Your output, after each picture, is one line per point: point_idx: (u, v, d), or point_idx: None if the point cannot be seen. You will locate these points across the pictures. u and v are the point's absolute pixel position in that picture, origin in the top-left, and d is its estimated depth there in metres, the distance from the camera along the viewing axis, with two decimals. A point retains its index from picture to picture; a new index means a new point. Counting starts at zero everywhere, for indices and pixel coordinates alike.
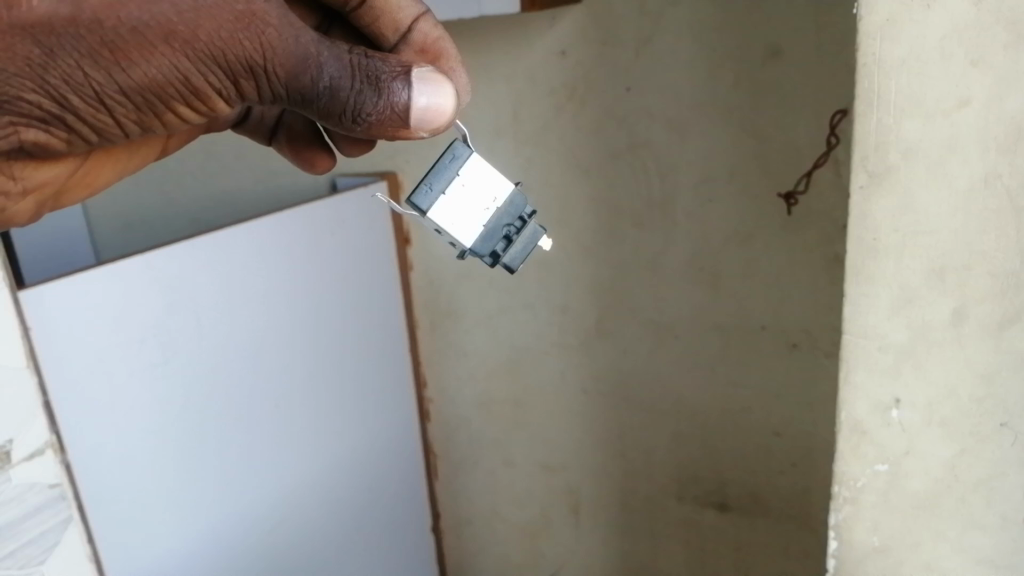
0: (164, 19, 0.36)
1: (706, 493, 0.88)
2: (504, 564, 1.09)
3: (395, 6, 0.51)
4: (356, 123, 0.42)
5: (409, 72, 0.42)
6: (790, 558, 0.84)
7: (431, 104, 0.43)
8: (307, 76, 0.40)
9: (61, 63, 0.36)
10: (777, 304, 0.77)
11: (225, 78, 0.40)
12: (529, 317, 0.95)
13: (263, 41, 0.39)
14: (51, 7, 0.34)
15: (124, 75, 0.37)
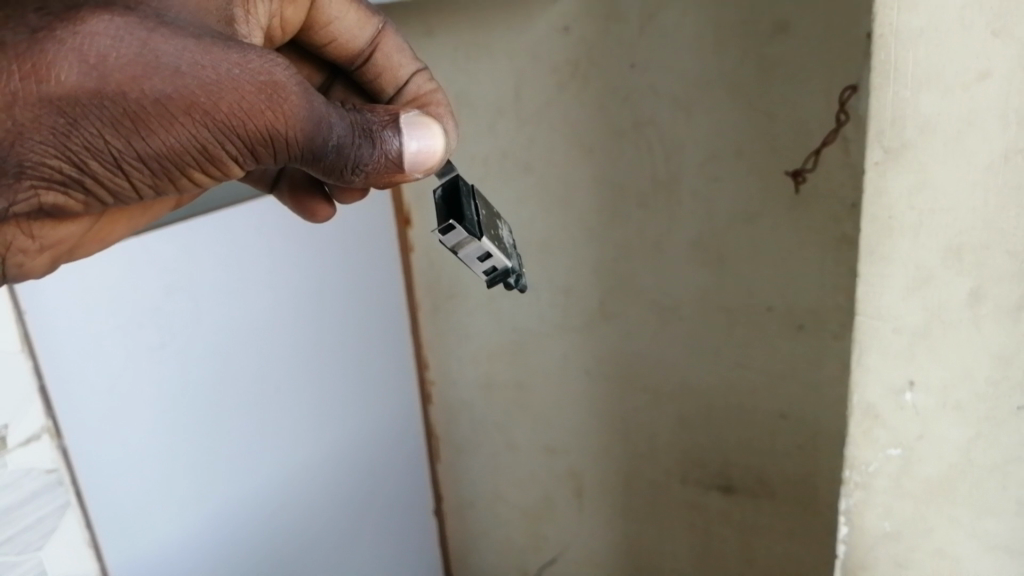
0: (186, 91, 0.38)
1: (710, 476, 0.87)
2: (506, 546, 1.09)
3: (395, 63, 0.62)
4: (356, 175, 0.45)
5: (397, 120, 0.46)
6: (795, 541, 0.83)
7: (421, 148, 0.46)
8: (320, 137, 0.43)
9: (84, 131, 0.37)
10: (784, 284, 0.75)
11: (236, 143, 0.41)
12: (531, 298, 0.93)
13: (278, 111, 0.41)
14: (78, 81, 0.36)
15: (143, 143, 0.39)
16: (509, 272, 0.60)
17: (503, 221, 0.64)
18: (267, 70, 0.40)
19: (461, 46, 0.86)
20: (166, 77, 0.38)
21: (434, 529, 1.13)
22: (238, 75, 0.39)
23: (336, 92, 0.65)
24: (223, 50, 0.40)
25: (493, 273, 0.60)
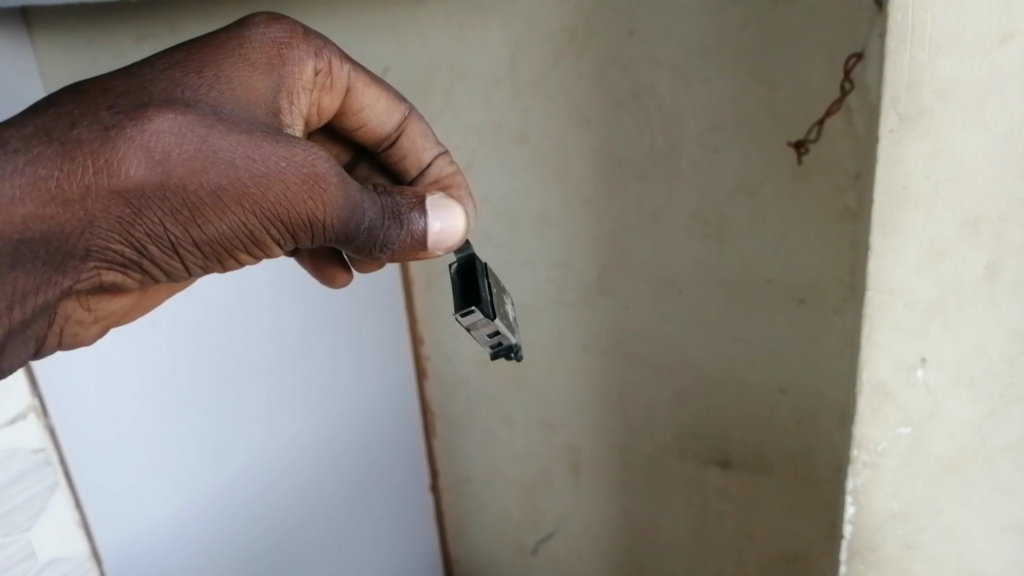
0: (237, 184, 0.49)
1: (708, 451, 0.87)
2: (503, 522, 1.08)
3: (418, 145, 0.70)
4: (383, 251, 0.55)
5: (423, 204, 0.56)
6: (792, 515, 0.83)
7: (444, 228, 0.56)
8: (352, 221, 0.53)
9: (147, 219, 0.48)
10: (786, 257, 0.74)
11: (275, 228, 0.52)
12: (528, 271, 0.92)
13: (317, 200, 0.51)
14: (144, 178, 0.46)
15: (199, 228, 0.50)
16: (512, 348, 0.65)
17: (506, 300, 0.71)
18: (304, 165, 0.51)
19: (454, 14, 0.83)
20: (220, 172, 0.48)
21: (428, 503, 1.13)
22: (283, 168, 0.50)
23: (362, 171, 0.75)
24: (271, 145, 0.50)
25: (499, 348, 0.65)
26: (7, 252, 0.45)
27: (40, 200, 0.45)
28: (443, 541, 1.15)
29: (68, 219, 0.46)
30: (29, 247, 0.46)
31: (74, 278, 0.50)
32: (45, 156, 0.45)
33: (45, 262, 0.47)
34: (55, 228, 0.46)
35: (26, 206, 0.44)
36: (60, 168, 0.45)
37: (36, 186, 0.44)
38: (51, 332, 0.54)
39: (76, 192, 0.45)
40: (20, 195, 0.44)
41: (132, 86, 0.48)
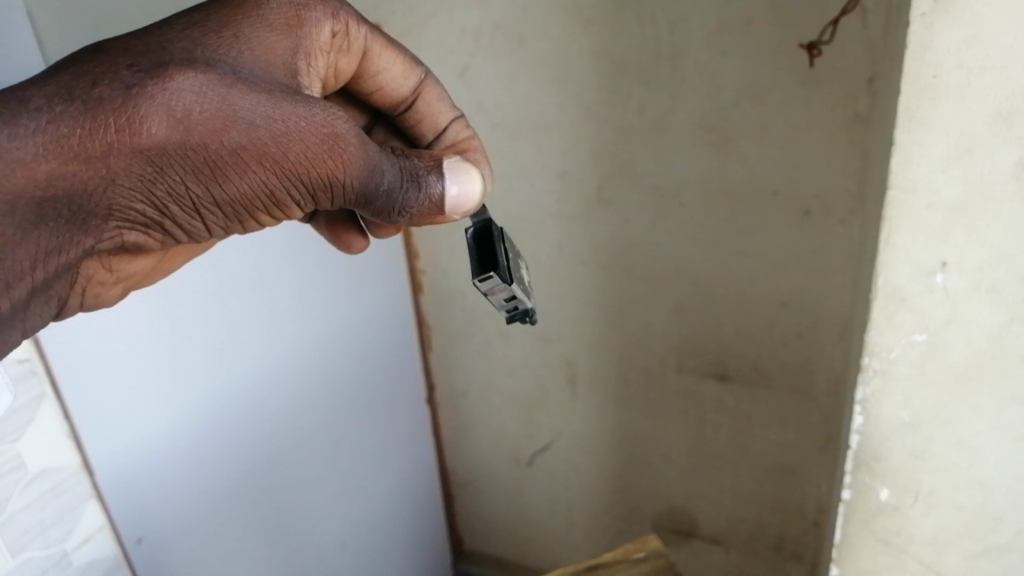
0: (260, 142, 0.41)
1: (707, 365, 0.88)
2: (499, 435, 1.08)
3: (435, 110, 0.59)
4: (401, 216, 0.47)
5: (440, 165, 0.47)
6: (789, 426, 0.87)
7: (462, 193, 0.47)
8: (372, 183, 0.44)
9: (167, 180, 0.40)
10: (791, 168, 0.73)
11: (301, 192, 0.43)
12: (525, 183, 0.88)
13: (338, 161, 0.43)
14: (165, 136, 0.38)
15: (220, 190, 0.42)
16: (529, 313, 0.56)
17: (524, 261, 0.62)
18: (330, 123, 0.42)
19: None
20: (243, 129, 0.40)
21: (426, 420, 1.12)
22: (303, 125, 0.41)
23: (378, 135, 0.62)
24: (295, 102, 0.42)
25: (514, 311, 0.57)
26: (16, 215, 0.37)
27: (58, 157, 0.37)
28: (440, 453, 1.15)
29: (84, 181, 0.38)
30: (38, 212, 0.38)
31: (87, 246, 0.42)
32: (62, 114, 0.37)
33: (57, 229, 0.39)
34: (69, 187, 0.38)
35: (48, 163, 0.37)
36: (78, 125, 0.37)
37: (57, 143, 0.37)
38: (72, 296, 0.46)
39: (96, 151, 0.37)
40: (38, 153, 0.37)
41: (149, 42, 0.40)
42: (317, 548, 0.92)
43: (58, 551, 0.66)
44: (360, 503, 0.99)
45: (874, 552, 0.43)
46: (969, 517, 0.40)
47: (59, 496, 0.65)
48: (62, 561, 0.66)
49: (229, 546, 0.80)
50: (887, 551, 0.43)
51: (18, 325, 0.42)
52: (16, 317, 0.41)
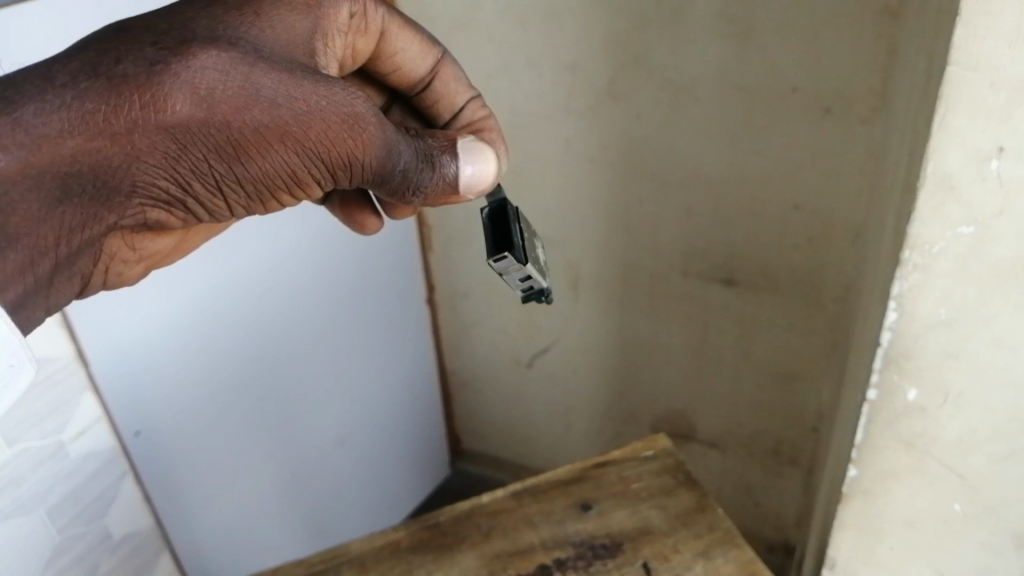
0: (281, 121, 0.39)
1: (713, 268, 0.86)
2: (499, 338, 1.07)
3: (451, 90, 0.55)
4: (416, 197, 0.45)
5: (454, 145, 0.45)
6: (794, 333, 0.85)
7: (477, 173, 0.45)
8: (391, 165, 0.42)
9: (190, 156, 0.39)
10: (814, 62, 0.69)
11: (321, 174, 0.42)
12: (532, 76, 0.84)
13: (359, 141, 0.41)
14: (188, 113, 0.37)
15: (242, 168, 0.41)
16: (544, 292, 0.52)
17: (540, 241, 0.57)
18: (349, 101, 0.41)
19: None
20: (264, 108, 0.39)
21: (425, 321, 1.10)
22: (322, 104, 0.40)
23: (394, 115, 0.57)
24: (316, 81, 0.40)
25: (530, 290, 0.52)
26: (43, 189, 0.37)
27: (84, 132, 0.36)
28: (440, 354, 1.14)
29: (108, 155, 0.38)
30: (63, 186, 0.38)
31: (112, 220, 0.42)
32: (88, 91, 0.36)
33: (82, 204, 0.39)
34: (96, 163, 0.38)
35: (72, 137, 0.36)
36: (103, 101, 0.36)
37: (84, 118, 0.36)
38: (95, 273, 0.47)
39: (121, 128, 0.37)
40: (65, 127, 0.36)
41: (172, 18, 0.39)
42: (312, 442, 0.91)
43: (55, 441, 0.62)
44: (355, 399, 0.97)
45: (892, 449, 0.42)
46: (998, 419, 0.39)
47: (54, 386, 0.60)
48: (60, 451, 0.62)
49: (224, 437, 0.78)
50: (908, 452, 0.42)
51: (43, 299, 0.42)
52: (44, 288, 0.42)
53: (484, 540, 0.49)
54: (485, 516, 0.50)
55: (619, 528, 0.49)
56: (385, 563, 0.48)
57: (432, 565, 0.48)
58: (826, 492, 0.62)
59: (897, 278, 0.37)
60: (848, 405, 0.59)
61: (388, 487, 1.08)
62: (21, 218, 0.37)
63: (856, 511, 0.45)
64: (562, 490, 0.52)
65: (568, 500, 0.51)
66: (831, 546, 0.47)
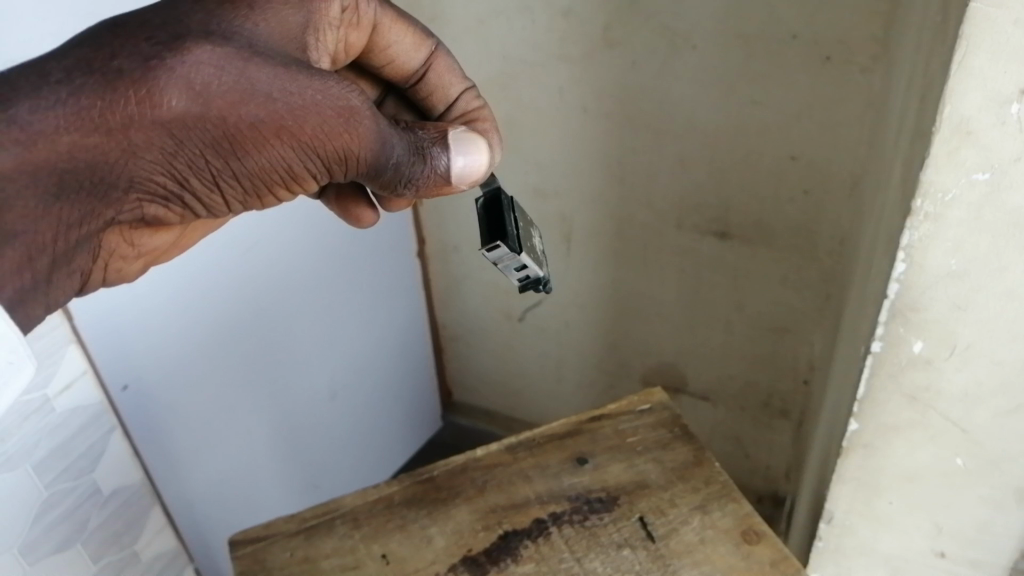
0: (275, 116, 0.38)
1: (707, 221, 0.84)
2: (489, 292, 1.06)
3: (445, 81, 0.52)
4: (407, 188, 0.43)
5: (444, 135, 0.43)
6: (787, 287, 0.85)
7: (467, 165, 0.44)
8: (383, 157, 0.41)
9: (186, 152, 0.37)
10: (814, 8, 0.67)
11: (317, 168, 0.41)
12: (525, 23, 0.81)
13: (353, 134, 0.40)
14: (183, 108, 0.36)
15: (238, 163, 0.39)
16: (542, 281, 0.51)
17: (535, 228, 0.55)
18: (342, 94, 0.39)
19: None
20: (260, 102, 0.37)
21: (416, 274, 1.08)
22: (317, 98, 0.38)
23: (389, 107, 0.55)
24: (309, 75, 0.38)
25: (527, 280, 0.51)
26: (40, 188, 0.36)
27: (81, 128, 0.35)
28: (431, 308, 1.12)
29: (106, 151, 0.36)
30: (60, 182, 0.36)
31: (107, 218, 0.40)
32: (84, 86, 0.34)
33: (78, 202, 0.38)
34: (94, 158, 0.36)
35: (69, 134, 0.35)
36: (100, 96, 0.35)
37: (80, 114, 0.35)
38: (94, 270, 0.44)
39: (117, 123, 0.35)
40: (62, 124, 0.35)
41: (166, 13, 0.37)
42: (303, 398, 0.90)
43: (40, 396, 0.58)
44: (345, 353, 0.96)
45: (894, 401, 0.41)
46: (1006, 372, 0.38)
47: (37, 339, 0.57)
48: (44, 407, 0.59)
49: (213, 395, 0.77)
50: (911, 405, 0.41)
51: (43, 296, 0.40)
52: (42, 283, 0.40)
53: (479, 494, 0.48)
54: (480, 470, 0.50)
55: (615, 482, 0.48)
56: (379, 517, 0.47)
57: (426, 519, 0.47)
58: (820, 443, 0.61)
59: (908, 228, 0.36)
60: (843, 356, 0.58)
61: (377, 442, 1.08)
62: (18, 215, 0.36)
63: (856, 465, 0.44)
64: (557, 444, 0.51)
65: (564, 453, 0.51)
66: (827, 498, 0.47)
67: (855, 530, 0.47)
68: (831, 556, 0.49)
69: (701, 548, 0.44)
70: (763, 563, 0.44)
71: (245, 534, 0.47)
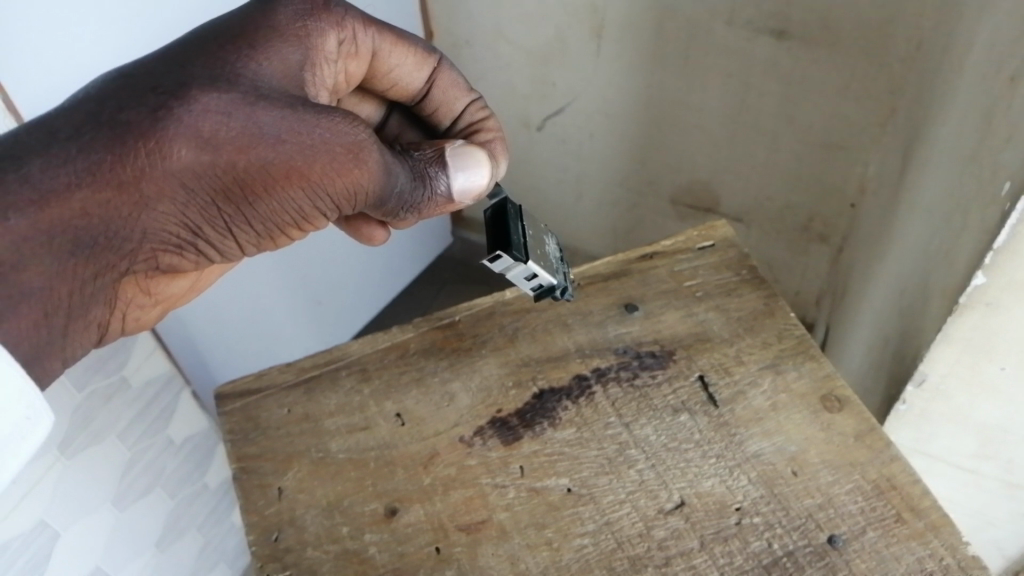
0: (285, 159, 0.32)
1: (765, 17, 0.70)
2: (511, 98, 0.91)
3: (449, 97, 0.44)
4: (409, 213, 0.38)
5: (442, 152, 0.38)
6: (847, 98, 0.72)
7: (468, 183, 0.38)
8: (393, 191, 0.36)
9: (197, 202, 0.32)
10: None
11: (329, 209, 0.35)
12: None
13: (367, 172, 0.34)
14: (193, 157, 0.30)
15: (251, 211, 0.33)
16: (559, 287, 0.38)
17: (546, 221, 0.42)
18: (351, 128, 0.33)
19: None
20: (268, 147, 0.31)
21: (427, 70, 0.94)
22: (329, 135, 0.32)
23: (391, 126, 0.47)
24: (317, 110, 0.33)
25: (542, 286, 0.39)
26: (58, 245, 0.30)
27: (94, 182, 0.29)
28: None
29: (119, 206, 0.30)
30: (75, 242, 0.30)
31: (121, 275, 0.33)
32: (95, 141, 0.29)
33: (92, 261, 0.31)
34: (106, 218, 0.30)
35: (82, 190, 0.29)
36: (108, 149, 0.29)
37: (92, 170, 0.29)
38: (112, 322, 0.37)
39: (129, 176, 0.30)
40: (74, 180, 0.29)
41: (172, 59, 0.32)
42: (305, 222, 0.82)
43: None
44: None
45: None
46: None
47: None
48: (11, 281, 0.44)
49: None
50: None
51: (59, 349, 0.33)
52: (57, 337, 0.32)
53: (509, 344, 0.41)
54: (510, 316, 0.43)
55: (672, 334, 0.41)
56: (393, 370, 0.41)
57: (447, 373, 0.41)
58: (894, 281, 0.53)
59: None
60: (939, 181, 0.48)
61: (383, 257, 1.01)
62: (33, 274, 0.30)
63: (970, 325, 0.36)
64: (600, 287, 0.44)
65: (608, 298, 0.43)
66: (923, 360, 0.39)
67: (950, 395, 0.40)
68: (913, 420, 0.43)
69: (774, 416, 0.38)
70: (847, 435, 0.37)
71: (235, 386, 0.41)
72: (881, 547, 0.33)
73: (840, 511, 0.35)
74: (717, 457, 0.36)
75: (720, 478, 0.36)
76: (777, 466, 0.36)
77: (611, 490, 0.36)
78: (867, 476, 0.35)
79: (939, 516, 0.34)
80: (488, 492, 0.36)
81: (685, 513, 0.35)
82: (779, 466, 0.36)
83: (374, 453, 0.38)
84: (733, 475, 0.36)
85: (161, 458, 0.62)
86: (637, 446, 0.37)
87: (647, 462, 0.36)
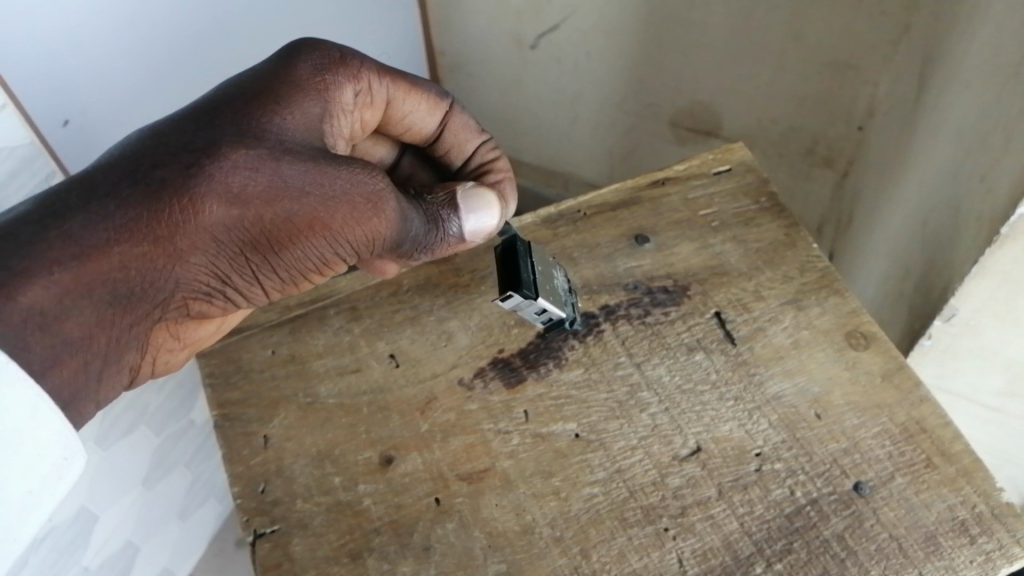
0: (310, 210, 0.31)
1: None
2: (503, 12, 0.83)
3: (461, 139, 0.41)
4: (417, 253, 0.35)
5: (453, 193, 0.35)
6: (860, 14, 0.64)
7: (478, 224, 0.35)
8: (409, 234, 0.34)
9: (226, 255, 0.31)
10: None
11: (352, 257, 0.33)
12: None
13: (389, 219, 0.32)
14: (223, 212, 0.30)
15: (279, 264, 0.32)
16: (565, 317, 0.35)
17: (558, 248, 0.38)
18: (371, 176, 0.32)
19: None
20: (293, 199, 0.31)
21: None
22: (350, 186, 0.31)
23: (404, 167, 0.43)
24: (339, 160, 0.32)
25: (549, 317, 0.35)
26: (94, 298, 0.29)
27: (129, 239, 0.29)
28: (425, 26, 0.90)
29: (153, 260, 0.29)
30: (111, 295, 0.29)
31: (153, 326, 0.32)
32: (129, 198, 0.29)
33: (127, 313, 0.30)
34: (140, 275, 0.30)
35: (118, 246, 0.29)
36: (143, 206, 0.29)
37: (127, 228, 0.29)
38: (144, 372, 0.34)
39: (163, 232, 0.29)
40: (111, 236, 0.28)
41: (201, 116, 0.31)
42: None
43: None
44: None
45: None
46: None
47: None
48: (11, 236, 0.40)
49: None
50: None
51: (89, 394, 0.31)
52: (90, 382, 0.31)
53: None
54: None
55: (686, 267, 0.38)
56: (386, 308, 0.38)
57: (444, 312, 0.38)
58: (918, 203, 0.49)
59: None
60: (975, 99, 0.44)
61: None
62: (72, 324, 0.28)
63: (1010, 258, 0.34)
64: (608, 218, 0.40)
65: (617, 230, 0.40)
66: (955, 292, 0.36)
67: (980, 329, 0.38)
68: (937, 355, 0.40)
69: (795, 354, 0.35)
70: (873, 375, 0.34)
71: None
72: (910, 494, 0.31)
73: (866, 456, 0.32)
74: (735, 400, 0.34)
75: (738, 422, 0.33)
76: (799, 408, 0.34)
77: (621, 436, 0.33)
78: (895, 418, 0.33)
79: (970, 461, 0.32)
80: (490, 439, 0.34)
81: (701, 460, 0.32)
82: (801, 410, 0.34)
83: (367, 398, 0.35)
84: (752, 419, 0.33)
85: (139, 397, 0.56)
86: (649, 387, 0.34)
87: (659, 405, 0.34)
